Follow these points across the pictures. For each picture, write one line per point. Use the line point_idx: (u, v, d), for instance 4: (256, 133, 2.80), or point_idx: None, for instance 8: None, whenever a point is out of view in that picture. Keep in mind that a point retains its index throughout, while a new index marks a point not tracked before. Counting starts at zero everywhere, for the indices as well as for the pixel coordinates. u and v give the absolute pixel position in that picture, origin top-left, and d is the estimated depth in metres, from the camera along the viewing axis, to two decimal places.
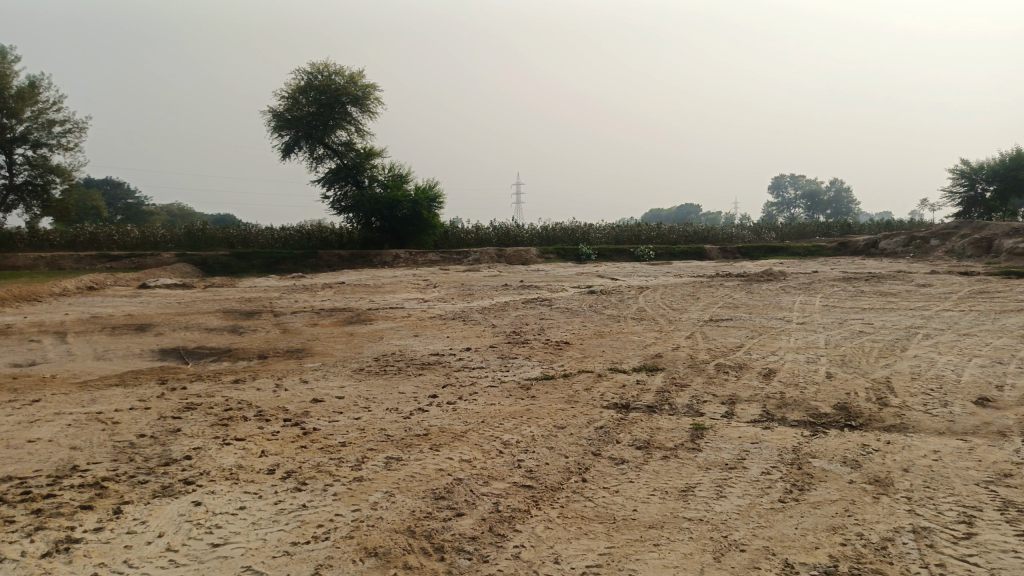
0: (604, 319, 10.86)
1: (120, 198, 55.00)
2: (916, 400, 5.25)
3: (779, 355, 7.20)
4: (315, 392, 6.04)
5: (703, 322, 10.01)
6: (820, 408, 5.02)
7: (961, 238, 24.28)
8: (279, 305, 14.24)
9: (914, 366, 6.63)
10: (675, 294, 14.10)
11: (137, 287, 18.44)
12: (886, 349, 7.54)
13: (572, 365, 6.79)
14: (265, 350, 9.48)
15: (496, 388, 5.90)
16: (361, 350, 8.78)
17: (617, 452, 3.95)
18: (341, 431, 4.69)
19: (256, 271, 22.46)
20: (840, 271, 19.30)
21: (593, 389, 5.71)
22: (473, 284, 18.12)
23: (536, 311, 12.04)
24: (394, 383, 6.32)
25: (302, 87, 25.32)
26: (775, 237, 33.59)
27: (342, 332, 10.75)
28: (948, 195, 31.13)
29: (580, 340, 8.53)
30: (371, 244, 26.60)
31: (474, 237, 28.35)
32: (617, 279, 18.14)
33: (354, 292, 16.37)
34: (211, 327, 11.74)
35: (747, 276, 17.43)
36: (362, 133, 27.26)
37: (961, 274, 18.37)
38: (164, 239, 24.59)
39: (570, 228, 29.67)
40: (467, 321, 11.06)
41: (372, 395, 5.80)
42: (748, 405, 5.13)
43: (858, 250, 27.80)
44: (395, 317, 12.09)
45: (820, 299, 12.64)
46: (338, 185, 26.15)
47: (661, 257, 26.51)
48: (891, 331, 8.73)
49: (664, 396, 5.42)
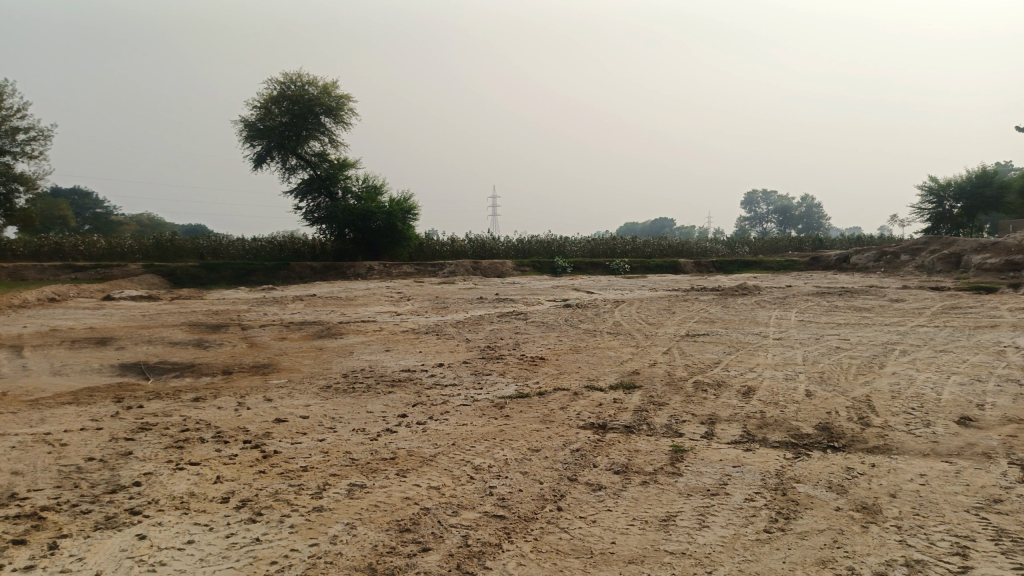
0: (580, 333, 10.69)
1: (88, 207, 53.91)
2: (898, 420, 5.14)
3: (757, 372, 7.08)
4: (279, 411, 5.78)
5: (680, 337, 9.89)
6: (801, 429, 4.88)
7: (931, 254, 24.56)
8: (248, 318, 13.90)
9: (894, 383, 6.54)
10: (650, 308, 14.00)
11: (101, 299, 17.94)
12: (864, 366, 7.46)
13: (548, 382, 6.60)
14: (230, 366, 9.17)
15: (468, 407, 5.69)
16: (330, 366, 8.52)
17: (594, 477, 3.76)
18: (303, 454, 4.44)
19: (225, 282, 22.02)
20: (813, 286, 19.37)
21: (568, 408, 5.52)
22: (448, 297, 17.89)
23: (510, 325, 11.86)
24: (362, 402, 6.08)
25: (275, 96, 24.99)
26: (749, 252, 33.81)
27: (311, 346, 10.45)
28: (918, 211, 31.55)
29: (555, 355, 8.35)
30: (345, 256, 26.26)
31: (449, 249, 28.12)
32: (593, 293, 18.02)
33: (326, 305, 16.05)
34: (176, 341, 11.37)
35: (722, 290, 17.40)
36: (336, 144, 26.97)
37: (932, 290, 18.52)
38: (131, 249, 24.04)
39: (546, 242, 29.57)
40: (440, 336, 10.82)
41: (339, 415, 5.55)
42: (727, 425, 4.98)
43: (831, 265, 28.04)
44: (366, 331, 11.83)
45: (796, 314, 12.60)
46: (311, 196, 25.81)
47: (636, 270, 26.49)
48: (867, 347, 8.66)
49: (642, 416, 5.26)
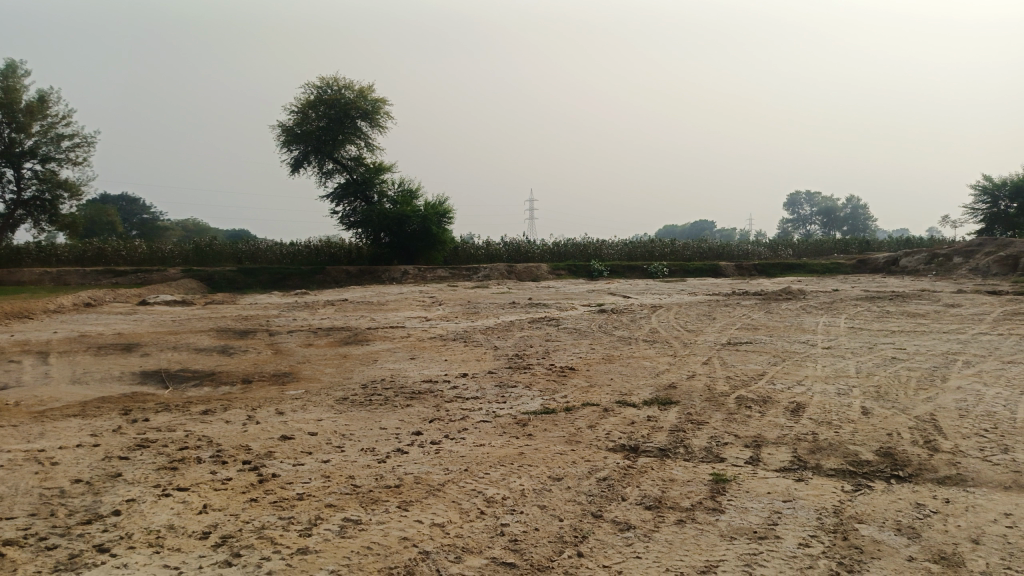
0: (614, 341, 10.17)
1: (135, 212, 54.92)
2: (971, 444, 4.54)
3: (806, 386, 6.50)
4: (289, 427, 5.42)
5: (720, 345, 9.33)
6: (860, 454, 4.33)
7: (986, 255, 23.44)
8: (276, 324, 13.68)
9: (961, 400, 5.91)
10: (689, 314, 13.40)
11: (136, 304, 17.97)
12: (925, 379, 6.82)
13: (578, 396, 6.11)
14: (251, 374, 8.87)
15: (488, 425, 5.24)
16: (350, 375, 8.14)
17: (622, 514, 3.29)
18: (302, 479, 4.04)
19: (260, 287, 21.99)
20: (861, 290, 18.57)
21: (597, 427, 5.04)
22: (480, 301, 17.50)
23: (542, 332, 11.40)
24: (376, 417, 5.68)
25: (311, 101, 24.95)
26: (792, 254, 32.81)
27: (334, 354, 10.12)
28: (970, 212, 30.30)
29: (587, 365, 7.88)
30: (380, 260, 26.12)
31: (484, 253, 27.77)
32: (630, 297, 17.48)
33: (357, 310, 15.78)
34: (201, 348, 11.13)
35: (765, 294, 16.73)
36: (372, 148, 26.83)
37: (989, 293, 17.56)
38: (170, 254, 24.17)
39: (582, 245, 29.06)
40: (469, 343, 10.42)
41: (348, 433, 5.15)
42: (775, 449, 4.45)
43: (879, 267, 26.97)
44: (393, 337, 11.47)
45: (845, 321, 11.90)
46: (347, 200, 25.74)
47: (675, 273, 25.82)
48: (927, 357, 8.00)
49: (679, 437, 4.75)
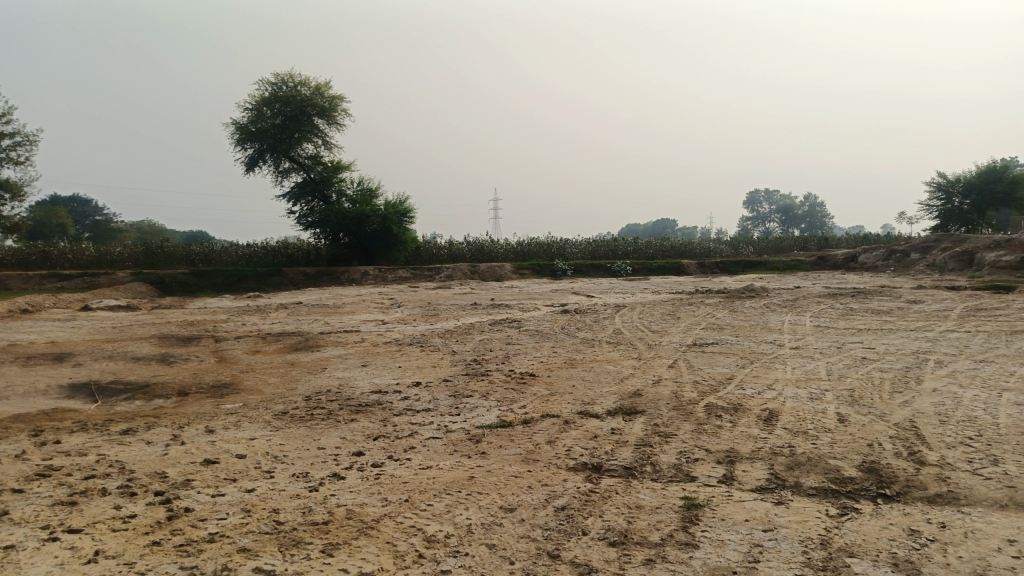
0: (577, 343, 9.75)
1: (87, 214, 53.06)
2: (958, 455, 4.20)
3: (777, 391, 6.15)
4: (217, 448, 4.89)
5: (686, 347, 8.99)
6: (842, 470, 3.96)
7: (942, 251, 23.63)
8: (223, 330, 12.99)
9: (939, 404, 5.60)
10: (653, 314, 13.07)
11: (79, 310, 17.07)
12: (898, 381, 6.51)
13: (537, 406, 5.67)
14: (188, 386, 8.24)
15: (437, 442, 4.77)
16: (295, 386, 7.58)
17: (582, 554, 2.85)
18: (218, 515, 3.53)
19: (213, 290, 21.20)
20: (823, 287, 18.55)
21: (557, 442, 4.60)
22: (440, 302, 17.01)
23: (502, 335, 10.94)
24: (315, 435, 5.18)
25: (266, 98, 24.15)
26: (753, 252, 32.83)
27: (281, 361, 9.53)
28: (926, 208, 30.59)
29: (547, 371, 7.45)
30: (340, 261, 25.43)
31: (446, 253, 27.21)
32: (594, 296, 17.17)
33: (310, 314, 15.13)
34: (139, 357, 10.43)
35: (728, 292, 16.54)
36: (330, 146, 26.14)
37: (948, 289, 17.60)
38: (120, 257, 23.05)
39: (545, 243, 28.69)
40: (424, 347, 9.93)
41: (281, 455, 4.65)
42: (751, 466, 4.05)
43: (838, 264, 27.08)
44: (346, 343, 10.91)
45: (811, 319, 11.69)
46: (304, 200, 25.00)
47: (639, 272, 25.61)
48: (898, 357, 7.73)
49: (645, 452, 4.34)
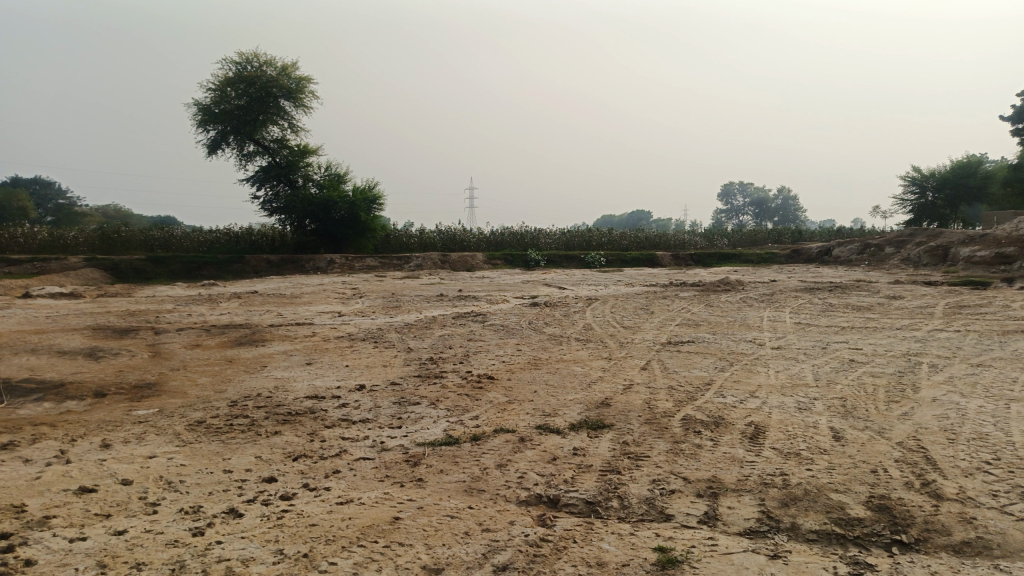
0: (544, 340, 9.02)
1: (51, 199, 51.43)
2: (981, 486, 3.56)
3: (762, 399, 5.49)
4: (104, 471, 4.09)
5: (660, 346, 8.32)
6: (847, 507, 3.28)
7: (917, 245, 23.30)
8: (166, 321, 12.06)
9: (943, 417, 4.97)
10: (626, 307, 12.40)
11: (20, 297, 15.96)
12: (893, 389, 5.87)
13: (491, 417, 4.92)
14: (107, 386, 7.36)
15: (367, 465, 4.04)
16: (225, 387, 6.75)
17: None
18: (66, 571, 2.78)
19: (171, 278, 20.16)
20: (799, 280, 18.09)
21: (508, 466, 3.88)
22: (404, 293, 16.24)
23: (464, 329, 10.19)
24: (226, 453, 4.42)
25: (229, 78, 23.00)
26: (727, 244, 32.35)
27: (218, 358, 8.65)
28: (899, 202, 30.26)
29: (508, 373, 6.73)
30: (305, 248, 24.48)
31: (417, 241, 26.35)
32: (565, 288, 16.50)
33: (265, 304, 14.23)
34: (65, 350, 9.49)
35: (703, 285, 15.97)
36: (296, 129, 25.09)
37: (925, 284, 17.21)
38: (74, 241, 21.79)
39: (518, 233, 27.91)
40: (378, 343, 9.15)
41: (177, 481, 3.89)
42: (738, 501, 3.36)
43: (813, 257, 26.70)
44: (295, 337, 10.06)
45: (790, 315, 11.08)
46: (268, 184, 23.97)
47: (613, 263, 25.01)
48: (889, 360, 7.13)
49: (611, 481, 3.63)
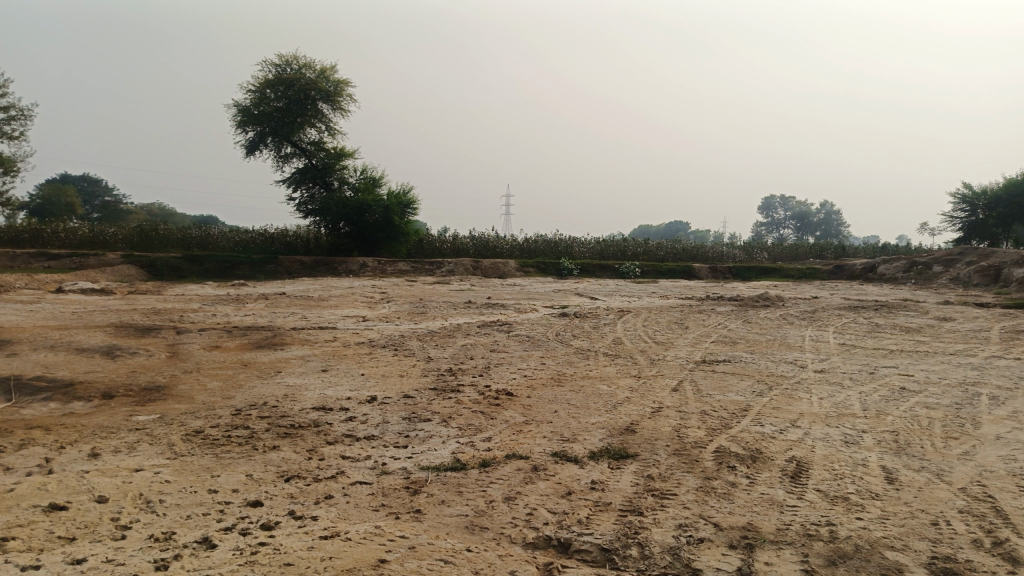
0: (570, 354, 8.60)
1: (98, 195, 52.49)
2: None
3: (804, 431, 5.00)
4: (82, 485, 3.79)
5: (693, 364, 7.85)
6: (905, 571, 2.82)
7: (967, 265, 22.31)
8: (190, 320, 11.91)
9: (1010, 459, 4.44)
10: (659, 321, 11.90)
11: (54, 291, 16.00)
12: (951, 424, 5.32)
13: (505, 440, 4.53)
14: (116, 387, 7.13)
15: (364, 491, 3.67)
16: (233, 394, 6.47)
17: None
18: None
19: (205, 276, 20.17)
20: (842, 298, 17.37)
21: (517, 500, 3.48)
22: (432, 299, 15.95)
23: (488, 339, 9.83)
24: (217, 469, 4.09)
25: (269, 80, 23.04)
26: (767, 258, 31.46)
27: (233, 361, 8.40)
28: (949, 220, 29.14)
29: (529, 389, 6.32)
30: (339, 251, 24.38)
31: (451, 247, 26.09)
32: (597, 299, 16.02)
33: (290, 306, 14.03)
34: (83, 348, 9.33)
35: (741, 300, 15.38)
36: (334, 132, 25.07)
37: (976, 306, 16.38)
38: (112, 237, 21.93)
39: (553, 241, 27.51)
40: (398, 351, 8.81)
41: (157, 501, 3.57)
42: (776, 556, 2.92)
43: (856, 274, 25.80)
44: (315, 342, 9.79)
45: (834, 335, 10.49)
46: (304, 186, 23.93)
47: (648, 274, 24.44)
48: (944, 389, 6.58)
49: (630, 524, 3.21)
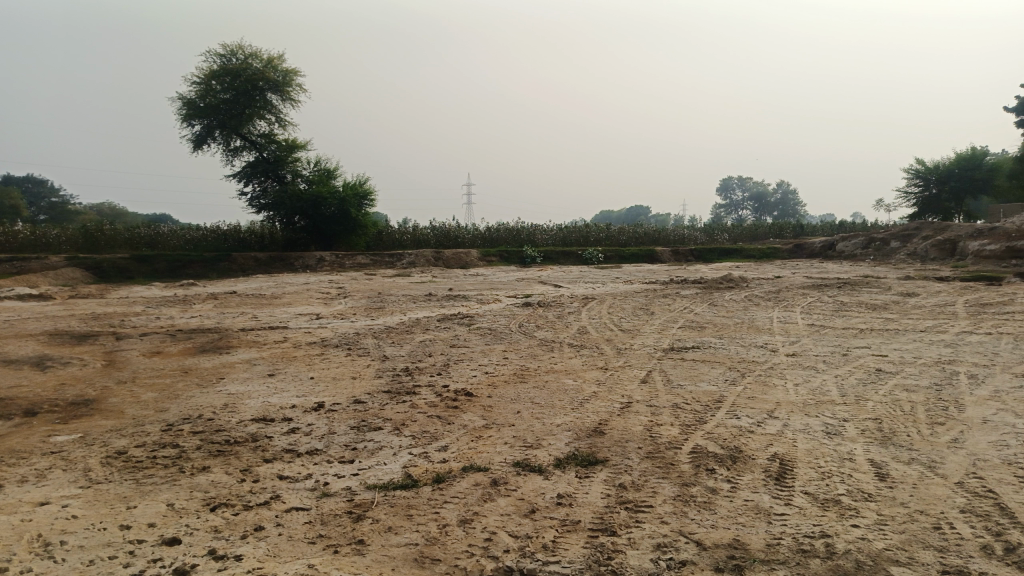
0: (534, 346, 8.21)
1: (45, 196, 50.57)
2: None
3: (784, 422, 4.67)
4: None
5: (661, 353, 7.51)
6: None
7: (923, 240, 22.48)
8: (132, 325, 11.22)
9: (1001, 446, 4.16)
10: (624, 308, 11.58)
11: None
12: (934, 408, 5.04)
13: (462, 450, 4.11)
14: (41, 403, 6.51)
15: (301, 519, 3.22)
16: (167, 406, 5.91)
17: None
18: None
19: (155, 276, 19.34)
20: (804, 277, 17.30)
21: (475, 522, 3.07)
22: (391, 292, 15.44)
23: (448, 333, 9.39)
24: (134, 500, 3.59)
25: (215, 71, 22.10)
26: (728, 239, 31.51)
27: (173, 369, 7.81)
28: (904, 196, 29.35)
29: (489, 388, 5.91)
30: (296, 246, 23.66)
31: (410, 238, 25.50)
32: (560, 287, 15.66)
33: (241, 306, 13.38)
34: (12, 360, 8.64)
35: (705, 283, 15.15)
36: (285, 124, 24.24)
37: (936, 280, 16.40)
38: (55, 240, 20.88)
39: (514, 229, 27.09)
40: (352, 351, 8.31)
41: (56, 544, 3.06)
42: None
43: (815, 252, 25.88)
44: (264, 343, 9.22)
45: (802, 316, 10.27)
46: (256, 180, 23.09)
47: (611, 260, 24.19)
48: (922, 369, 6.32)
49: (602, 546, 2.82)
